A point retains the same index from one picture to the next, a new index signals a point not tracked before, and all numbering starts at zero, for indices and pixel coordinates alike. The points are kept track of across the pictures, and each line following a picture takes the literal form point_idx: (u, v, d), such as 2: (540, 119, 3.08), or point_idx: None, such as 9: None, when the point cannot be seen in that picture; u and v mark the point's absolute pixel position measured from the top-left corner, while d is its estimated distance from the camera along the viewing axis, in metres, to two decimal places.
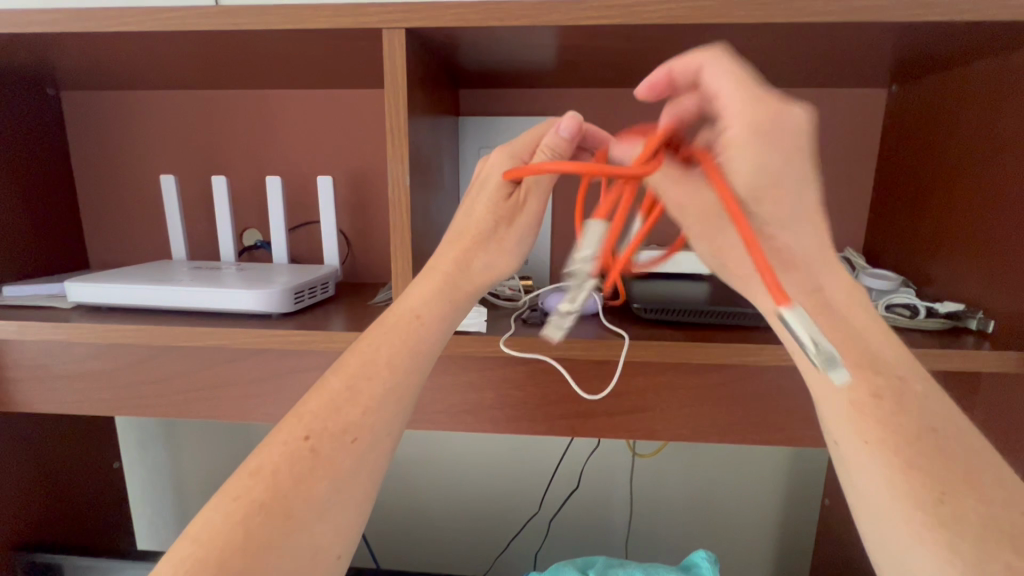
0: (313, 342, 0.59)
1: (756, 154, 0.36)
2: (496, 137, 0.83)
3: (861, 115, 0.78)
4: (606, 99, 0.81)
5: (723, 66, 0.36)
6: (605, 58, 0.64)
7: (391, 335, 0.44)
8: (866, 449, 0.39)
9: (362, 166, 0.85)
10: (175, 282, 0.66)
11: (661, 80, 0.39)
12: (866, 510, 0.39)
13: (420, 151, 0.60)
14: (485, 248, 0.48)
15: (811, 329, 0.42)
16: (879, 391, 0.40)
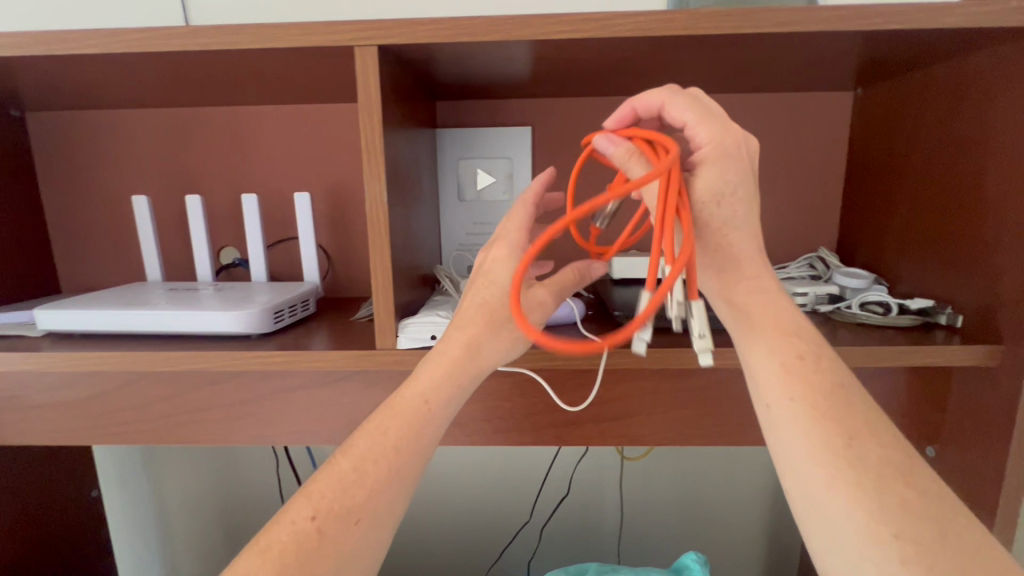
0: (293, 362, 0.58)
1: (716, 169, 0.41)
2: (473, 149, 0.83)
3: (830, 117, 0.80)
4: (582, 108, 0.82)
5: (681, 104, 0.42)
6: (580, 68, 0.65)
7: (396, 418, 0.43)
8: (793, 406, 0.40)
9: (341, 180, 0.85)
10: (152, 305, 0.64)
11: (628, 115, 0.46)
12: (795, 469, 0.39)
13: (397, 166, 0.60)
14: (497, 335, 0.46)
15: (748, 305, 0.43)
16: (801, 352, 0.42)
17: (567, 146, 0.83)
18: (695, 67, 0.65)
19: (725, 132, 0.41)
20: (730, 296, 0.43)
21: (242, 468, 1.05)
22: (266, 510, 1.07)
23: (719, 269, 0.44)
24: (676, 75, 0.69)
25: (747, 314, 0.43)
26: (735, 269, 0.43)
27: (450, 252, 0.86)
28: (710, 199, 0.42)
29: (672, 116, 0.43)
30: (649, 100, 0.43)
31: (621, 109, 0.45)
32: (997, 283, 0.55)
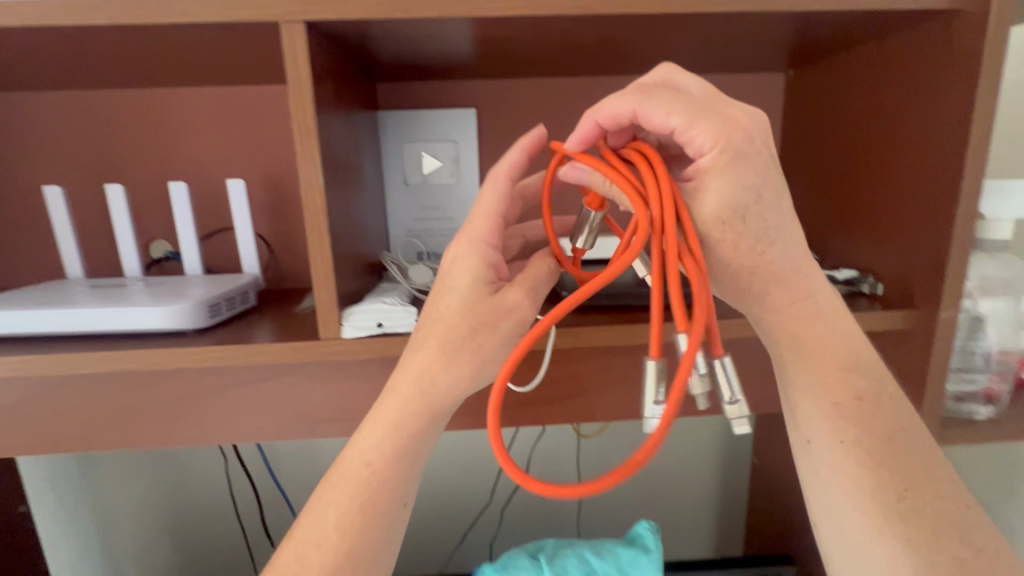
0: (232, 357, 0.56)
1: (728, 177, 0.41)
2: (417, 131, 0.81)
3: (764, 97, 0.83)
4: (527, 89, 0.82)
5: (661, 107, 0.41)
6: (520, 47, 0.64)
7: (341, 492, 0.47)
8: (843, 449, 0.47)
9: (278, 166, 0.81)
10: (71, 304, 0.60)
11: (590, 129, 0.45)
12: (834, 502, 0.48)
13: (335, 150, 0.58)
14: (456, 356, 0.47)
15: (801, 337, 0.48)
16: (860, 394, 0.47)
17: (515, 130, 0.83)
18: (635, 46, 0.66)
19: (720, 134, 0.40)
20: (787, 329, 0.48)
21: (189, 469, 1.02)
22: (218, 509, 1.04)
23: (764, 304, 0.47)
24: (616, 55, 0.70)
25: (804, 348, 0.48)
26: (786, 305, 0.47)
27: (398, 238, 0.84)
28: (728, 211, 0.42)
29: (651, 122, 0.42)
30: (617, 114, 0.43)
31: (585, 126, 0.45)
32: (912, 252, 0.60)
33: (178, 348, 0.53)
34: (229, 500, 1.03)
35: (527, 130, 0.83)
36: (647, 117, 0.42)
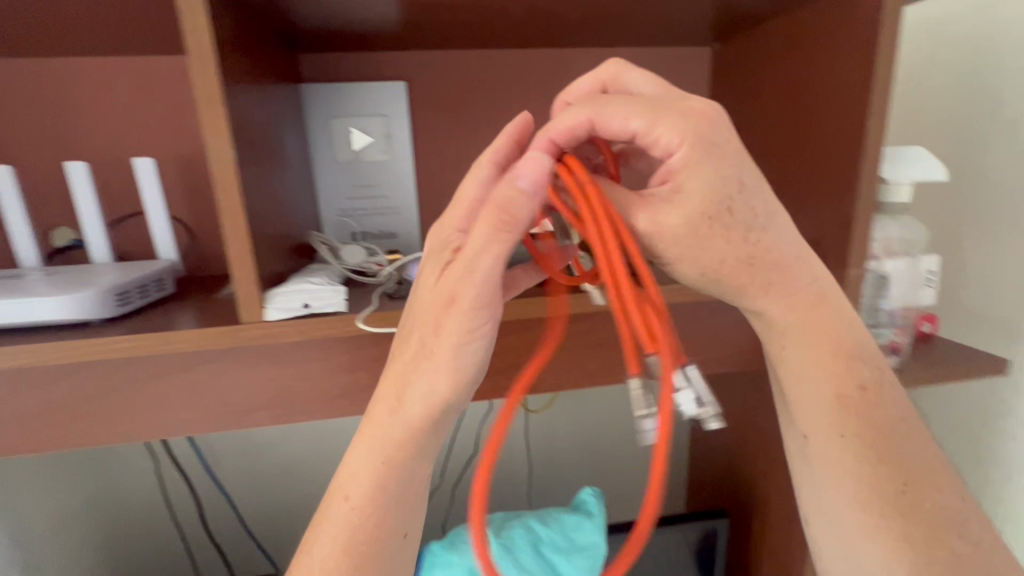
0: (311, 354, 0.52)
1: (706, 169, 0.36)
2: (337, 102, 0.70)
3: (735, 63, 0.71)
4: (482, 55, 0.71)
5: (622, 109, 0.36)
6: (582, 4, 0.56)
7: (325, 529, 0.41)
8: (841, 440, 0.43)
9: (181, 133, 0.65)
10: (15, 293, 0.49)
11: (542, 149, 0.37)
12: (826, 496, 0.45)
13: (246, 128, 0.50)
14: (411, 364, 0.39)
15: (805, 326, 0.43)
16: (863, 382, 0.43)
17: (448, 102, 0.72)
18: (749, 11, 0.60)
19: (683, 128, 0.36)
20: (778, 321, 0.43)
21: (175, 466, 0.81)
22: (148, 522, 0.82)
23: (765, 292, 0.42)
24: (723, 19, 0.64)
25: (805, 341, 0.44)
26: (786, 295, 0.42)
27: (329, 221, 0.73)
28: (719, 207, 0.37)
29: (610, 128, 0.37)
30: (574, 128, 0.37)
31: (538, 147, 0.37)
32: None
33: (245, 331, 0.47)
34: (173, 508, 0.83)
35: (477, 103, 0.73)
36: (609, 120, 0.36)
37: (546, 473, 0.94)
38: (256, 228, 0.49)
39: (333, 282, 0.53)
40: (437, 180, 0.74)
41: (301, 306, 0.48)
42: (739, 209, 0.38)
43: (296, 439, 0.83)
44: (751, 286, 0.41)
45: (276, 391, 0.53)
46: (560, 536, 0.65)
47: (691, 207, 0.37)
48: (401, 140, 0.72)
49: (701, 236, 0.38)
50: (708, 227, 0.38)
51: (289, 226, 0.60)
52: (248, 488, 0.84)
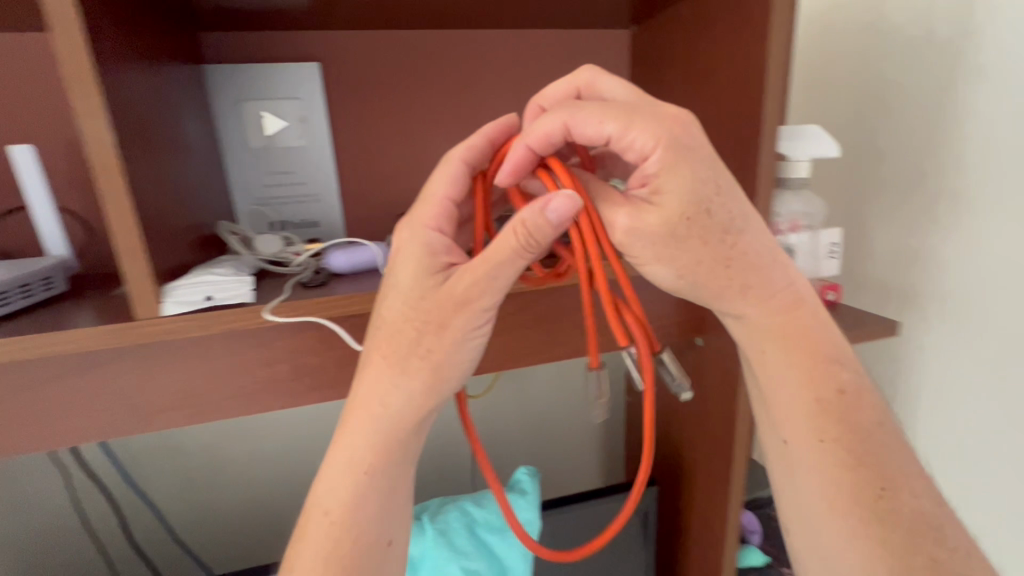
0: (218, 349, 0.50)
1: (682, 174, 0.39)
2: (246, 85, 0.66)
3: (651, 46, 0.72)
4: (400, 37, 0.70)
5: (594, 117, 0.39)
6: None
7: (310, 544, 0.42)
8: (820, 445, 0.44)
9: (68, 118, 0.60)
10: None
11: (523, 156, 0.40)
12: (806, 501, 0.46)
13: (133, 111, 0.46)
14: (406, 364, 0.42)
15: (786, 331, 0.45)
16: (843, 386, 0.45)
17: (367, 86, 0.70)
18: None
19: (654, 132, 0.38)
20: (760, 323, 0.45)
21: (88, 476, 0.75)
22: (62, 538, 0.77)
23: (742, 297, 0.44)
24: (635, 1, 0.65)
25: (784, 343, 0.45)
26: (765, 299, 0.45)
27: (244, 210, 0.69)
28: (697, 210, 0.40)
29: (586, 133, 0.40)
30: (551, 133, 0.40)
31: (517, 154, 0.40)
32: None
33: (141, 327, 0.44)
34: (88, 522, 0.77)
35: (398, 87, 0.71)
36: (582, 125, 0.39)
37: (490, 458, 0.94)
38: (148, 219, 0.46)
39: (239, 272, 0.50)
40: (358, 165, 0.72)
41: (202, 298, 0.46)
42: (717, 210, 0.40)
43: (226, 440, 0.80)
44: (727, 290, 0.44)
45: (186, 389, 0.50)
46: (494, 516, 0.66)
47: (667, 210, 0.40)
48: (318, 124, 0.69)
49: (679, 236, 0.40)
50: (686, 228, 0.40)
51: (193, 216, 0.57)
52: (176, 495, 0.80)
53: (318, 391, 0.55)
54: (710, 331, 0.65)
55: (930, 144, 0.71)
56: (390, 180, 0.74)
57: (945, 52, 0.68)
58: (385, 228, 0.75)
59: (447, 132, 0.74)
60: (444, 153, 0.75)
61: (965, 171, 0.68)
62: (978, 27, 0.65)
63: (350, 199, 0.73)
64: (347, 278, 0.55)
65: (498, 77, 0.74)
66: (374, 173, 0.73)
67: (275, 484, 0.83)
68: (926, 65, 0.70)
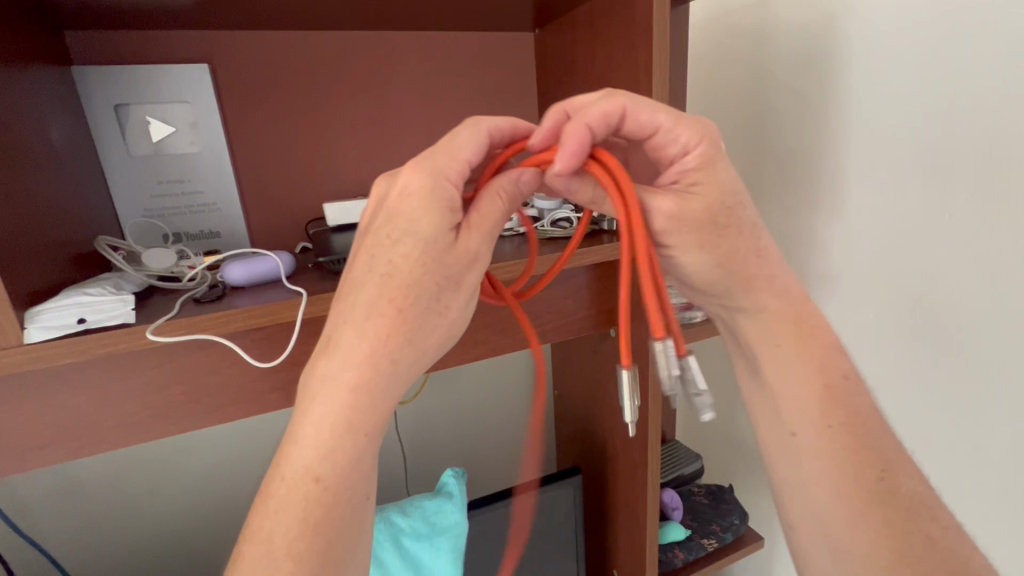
0: (95, 374, 0.46)
1: (724, 168, 0.42)
2: (123, 90, 0.61)
3: (549, 50, 0.75)
4: (295, 38, 0.67)
5: (653, 105, 0.40)
6: None
7: (284, 513, 0.35)
8: (831, 431, 0.46)
9: None
10: None
11: (583, 135, 0.38)
12: (817, 491, 0.46)
13: None
14: (419, 321, 0.37)
15: (792, 322, 0.48)
16: (846, 372, 0.48)
17: (263, 89, 0.67)
18: None
19: (699, 128, 0.41)
20: (768, 308, 0.48)
21: None
22: None
23: (763, 291, 0.47)
24: (535, 6, 0.67)
25: (802, 334, 0.48)
26: (780, 296, 0.48)
27: (132, 223, 0.64)
28: (731, 202, 0.43)
29: (639, 121, 0.40)
30: (610, 113, 0.39)
31: (579, 131, 0.38)
32: None
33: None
34: None
35: (298, 89, 0.69)
36: (643, 112, 0.40)
37: (424, 464, 0.93)
38: (2, 236, 0.42)
39: (121, 292, 0.47)
40: (261, 172, 0.69)
41: (76, 321, 0.42)
42: (747, 209, 0.44)
43: (129, 472, 0.74)
44: (753, 278, 0.47)
45: (66, 421, 0.46)
46: (420, 522, 0.66)
47: (706, 201, 0.42)
48: (211, 128, 0.65)
49: (718, 224, 0.43)
50: (724, 217, 0.43)
51: (65, 231, 0.52)
52: (71, 538, 0.72)
53: (219, 410, 0.52)
54: None
55: (810, 140, 0.78)
56: (294, 185, 0.71)
57: (817, 56, 0.75)
58: (293, 235, 0.72)
59: (355, 135, 0.72)
60: (354, 157, 0.73)
61: (840, 163, 0.75)
62: (841, 34, 0.72)
63: (252, 207, 0.70)
64: (245, 291, 0.53)
65: (405, 80, 0.74)
66: (278, 179, 0.70)
67: (192, 512, 0.78)
68: (802, 68, 0.77)
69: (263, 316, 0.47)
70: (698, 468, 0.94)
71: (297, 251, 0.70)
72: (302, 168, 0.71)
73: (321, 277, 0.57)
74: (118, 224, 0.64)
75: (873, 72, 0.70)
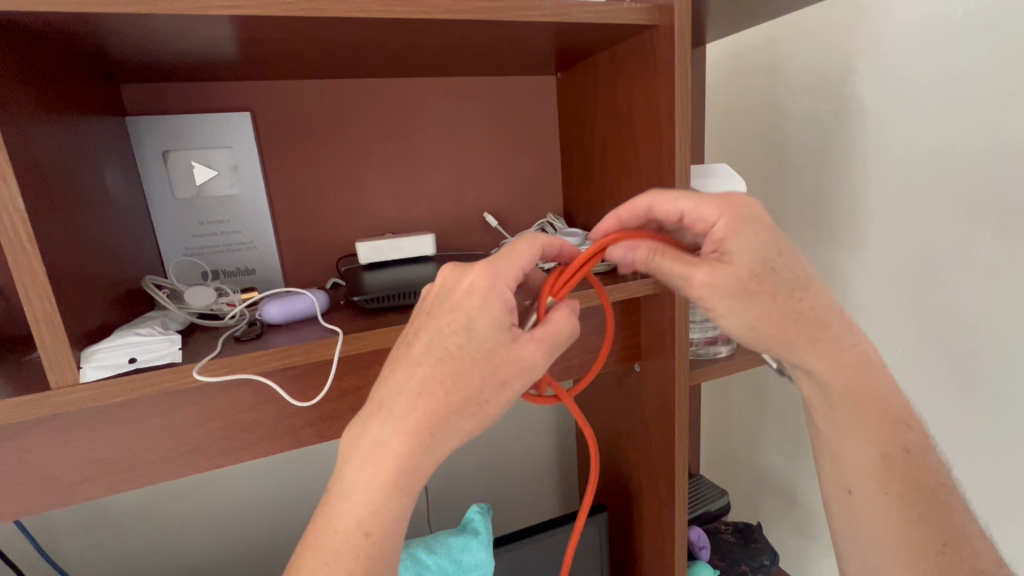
0: (141, 410, 0.48)
1: (747, 239, 0.45)
2: (170, 138, 0.65)
3: (569, 92, 0.79)
4: (329, 86, 0.71)
5: (668, 197, 0.48)
6: (422, 46, 0.59)
7: (331, 567, 0.36)
8: (888, 498, 0.50)
9: None
10: None
11: (612, 224, 0.50)
12: (876, 554, 0.51)
13: (45, 171, 0.45)
14: (463, 407, 0.38)
15: (851, 385, 0.50)
16: (907, 445, 0.50)
17: (299, 134, 0.71)
18: (575, 47, 0.66)
19: (722, 205, 0.46)
20: (833, 366, 0.49)
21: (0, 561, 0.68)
22: None
23: (811, 350, 0.49)
24: (557, 53, 0.70)
25: (852, 400, 0.50)
26: (834, 355, 0.49)
27: (173, 262, 0.67)
28: (763, 267, 0.45)
29: (664, 209, 0.48)
30: (637, 208, 0.49)
31: (608, 222, 0.50)
32: None
33: (56, 397, 0.42)
34: None
35: (332, 133, 0.72)
36: (661, 199, 0.48)
37: (447, 497, 0.93)
38: (61, 280, 0.44)
39: (167, 332, 0.49)
40: (296, 212, 0.72)
41: (127, 360, 0.44)
42: (781, 268, 0.46)
43: (158, 502, 0.75)
44: (798, 342, 0.48)
45: (110, 456, 0.48)
46: (446, 560, 0.66)
47: (741, 268, 0.45)
48: (250, 172, 0.69)
49: (751, 290, 0.45)
50: (755, 284, 0.45)
51: (115, 272, 0.55)
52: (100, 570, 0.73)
53: (254, 445, 0.53)
54: (645, 357, 0.68)
55: (829, 176, 0.79)
56: (327, 224, 0.74)
57: (832, 95, 0.77)
58: (324, 270, 0.75)
59: (385, 175, 0.75)
60: (383, 196, 0.76)
61: (862, 200, 0.76)
62: (857, 75, 0.73)
63: (286, 245, 0.72)
64: (282, 329, 0.55)
65: (433, 123, 0.77)
66: (312, 218, 0.73)
67: (217, 545, 0.78)
68: (820, 108, 0.79)
69: (302, 353, 0.48)
70: (725, 504, 0.92)
71: (327, 287, 0.73)
72: (334, 208, 0.74)
73: (352, 315, 0.59)
74: (161, 262, 0.67)
75: (892, 111, 0.71)
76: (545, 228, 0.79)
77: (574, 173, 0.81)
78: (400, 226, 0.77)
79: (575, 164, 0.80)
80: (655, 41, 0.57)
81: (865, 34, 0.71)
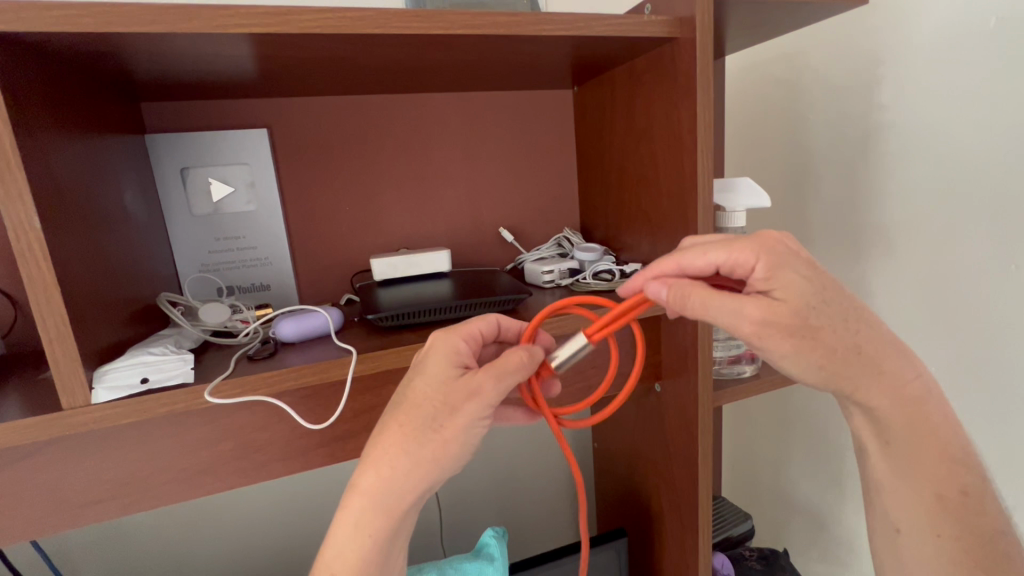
0: (153, 430, 0.47)
1: (794, 276, 0.42)
2: (188, 156, 0.65)
3: (585, 106, 0.78)
4: (345, 102, 0.71)
5: (698, 250, 0.45)
6: (439, 61, 0.59)
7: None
8: (938, 542, 0.46)
9: None
10: None
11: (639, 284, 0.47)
12: None
13: (63, 189, 0.45)
14: (421, 439, 0.39)
15: (906, 423, 0.46)
16: (966, 487, 0.47)
17: (315, 150, 0.71)
18: (593, 61, 0.65)
19: (757, 246, 0.44)
20: (900, 398, 0.46)
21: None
22: None
23: (877, 386, 0.45)
24: (574, 67, 0.69)
25: (904, 441, 0.47)
26: (897, 389, 0.46)
27: (190, 279, 0.67)
28: (819, 303, 0.42)
29: (696, 265, 0.46)
30: (665, 267, 0.46)
31: (636, 280, 0.47)
32: None
33: (68, 417, 0.41)
34: None
35: (348, 149, 0.72)
36: (688, 255, 0.46)
37: (461, 517, 0.91)
38: (77, 300, 0.44)
39: (180, 350, 0.48)
40: (311, 228, 0.72)
41: (139, 380, 0.44)
42: (837, 303, 0.43)
43: (170, 520, 0.74)
44: (859, 379, 0.45)
45: (121, 477, 0.47)
46: None
47: (793, 304, 0.42)
48: (266, 188, 0.68)
49: (811, 327, 0.42)
50: (814, 321, 0.42)
51: (131, 290, 0.54)
52: None
53: (266, 466, 0.52)
54: (665, 376, 0.66)
55: (855, 189, 0.77)
56: (341, 239, 0.73)
57: (857, 106, 0.75)
58: (338, 285, 0.74)
59: (400, 191, 0.75)
60: (397, 211, 0.75)
61: (892, 212, 0.73)
62: (884, 86, 0.71)
63: (301, 260, 0.72)
64: (295, 347, 0.54)
65: (448, 138, 0.76)
66: (327, 233, 0.73)
67: (227, 563, 0.77)
68: (845, 120, 0.76)
69: (315, 373, 0.47)
70: (750, 529, 0.89)
71: (341, 302, 0.72)
72: (348, 223, 0.73)
73: (367, 332, 0.58)
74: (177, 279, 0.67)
75: (923, 122, 0.68)
76: (562, 243, 0.78)
77: (591, 186, 0.80)
78: (414, 241, 0.77)
79: (591, 178, 0.79)
80: (674, 53, 0.56)
81: (891, 44, 0.69)
